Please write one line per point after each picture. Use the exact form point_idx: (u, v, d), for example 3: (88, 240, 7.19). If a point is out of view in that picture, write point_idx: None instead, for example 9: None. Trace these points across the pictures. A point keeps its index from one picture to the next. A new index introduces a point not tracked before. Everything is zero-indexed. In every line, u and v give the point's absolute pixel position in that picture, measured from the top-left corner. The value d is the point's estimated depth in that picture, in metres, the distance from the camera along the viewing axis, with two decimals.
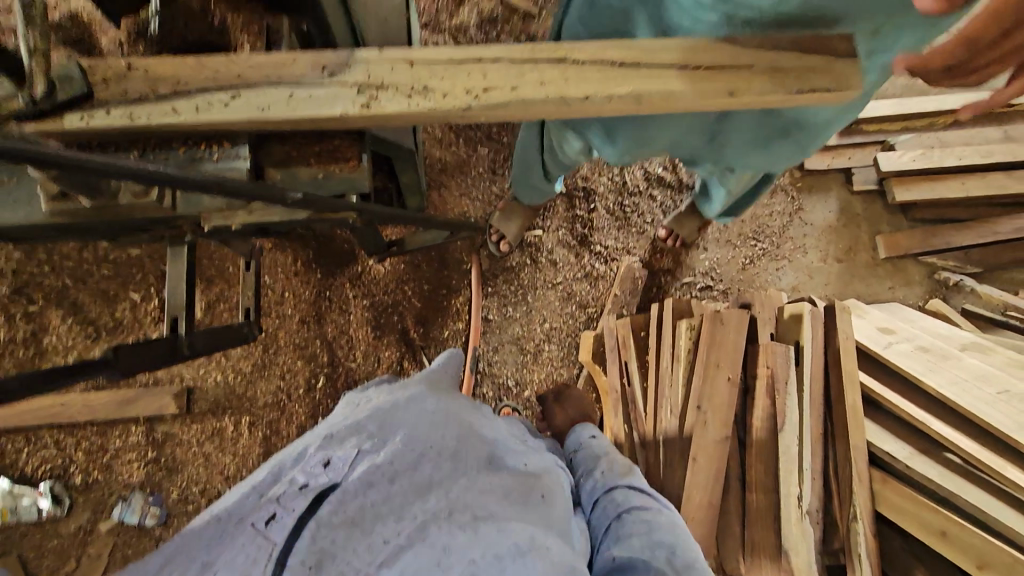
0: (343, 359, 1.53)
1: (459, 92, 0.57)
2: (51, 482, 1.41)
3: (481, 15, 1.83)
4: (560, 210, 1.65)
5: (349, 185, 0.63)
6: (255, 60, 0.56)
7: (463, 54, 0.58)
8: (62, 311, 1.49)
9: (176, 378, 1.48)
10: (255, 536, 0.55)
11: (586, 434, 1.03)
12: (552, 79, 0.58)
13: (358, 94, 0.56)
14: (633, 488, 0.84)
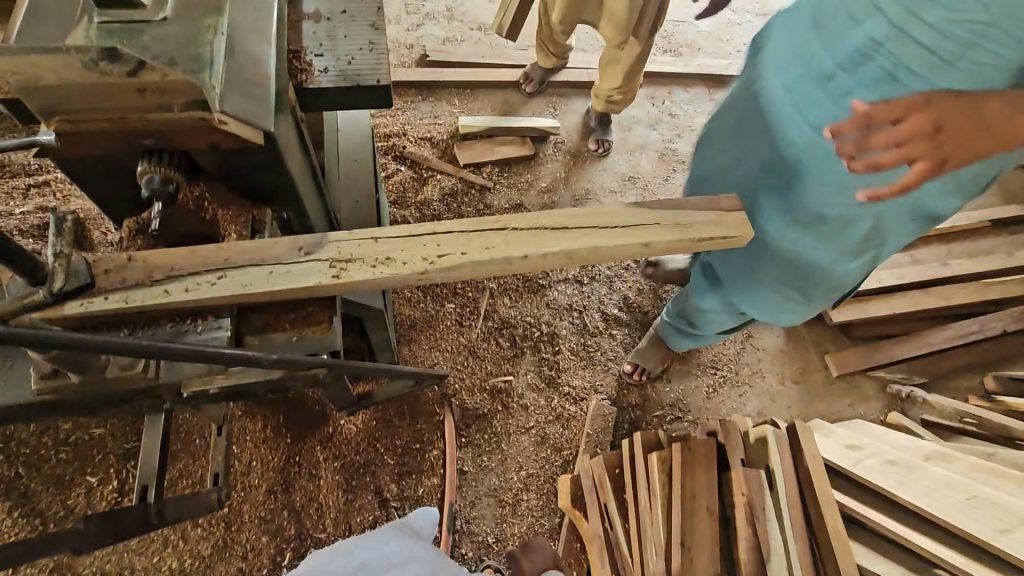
0: (311, 529, 1.44)
1: (419, 260, 0.68)
2: None
3: (443, 190, 2.08)
4: (526, 356, 1.73)
5: (321, 344, 0.69)
6: (241, 246, 0.66)
7: (421, 230, 0.69)
8: (9, 503, 1.40)
9: (126, 569, 1.36)
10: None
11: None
12: (497, 245, 0.70)
13: (330, 268, 0.66)
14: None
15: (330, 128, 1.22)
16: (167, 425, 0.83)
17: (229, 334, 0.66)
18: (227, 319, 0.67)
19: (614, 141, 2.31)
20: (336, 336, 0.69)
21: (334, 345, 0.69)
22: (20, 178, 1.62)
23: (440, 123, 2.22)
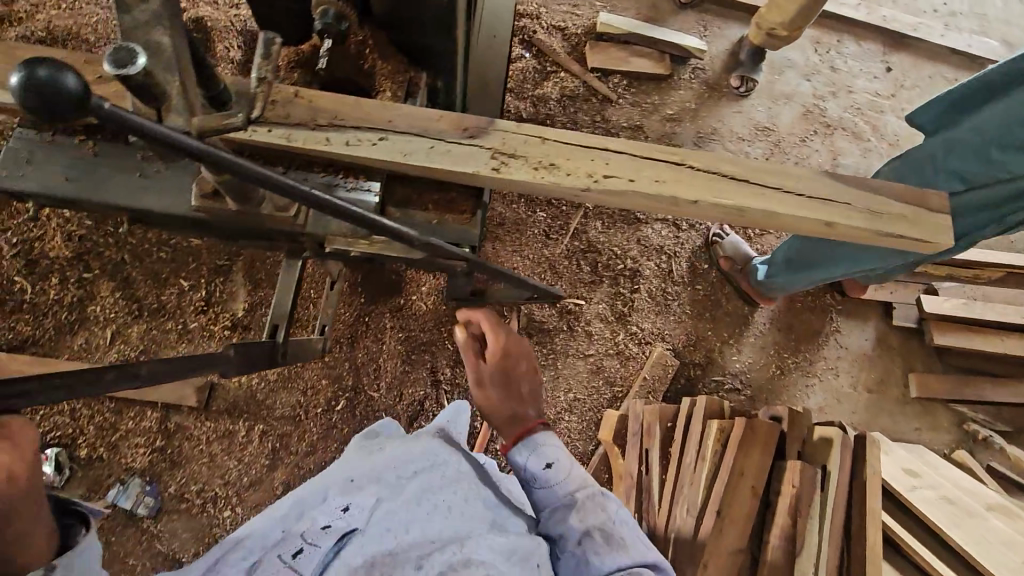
0: (367, 386, 1.54)
1: (584, 175, 0.62)
2: (57, 450, 1.41)
3: (562, 91, 1.93)
4: (603, 286, 1.69)
5: (461, 236, 0.66)
6: (407, 111, 0.62)
7: (592, 142, 0.64)
8: (112, 285, 1.53)
9: None
10: (283, 565, 0.69)
11: (550, 454, 0.86)
12: (668, 179, 0.63)
13: (491, 158, 0.62)
14: (600, 535, 0.80)
15: None
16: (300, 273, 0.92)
17: (376, 201, 0.64)
18: (374, 183, 0.65)
19: (759, 82, 2.07)
20: (476, 231, 0.66)
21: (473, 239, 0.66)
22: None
23: (578, 13, 2.01)
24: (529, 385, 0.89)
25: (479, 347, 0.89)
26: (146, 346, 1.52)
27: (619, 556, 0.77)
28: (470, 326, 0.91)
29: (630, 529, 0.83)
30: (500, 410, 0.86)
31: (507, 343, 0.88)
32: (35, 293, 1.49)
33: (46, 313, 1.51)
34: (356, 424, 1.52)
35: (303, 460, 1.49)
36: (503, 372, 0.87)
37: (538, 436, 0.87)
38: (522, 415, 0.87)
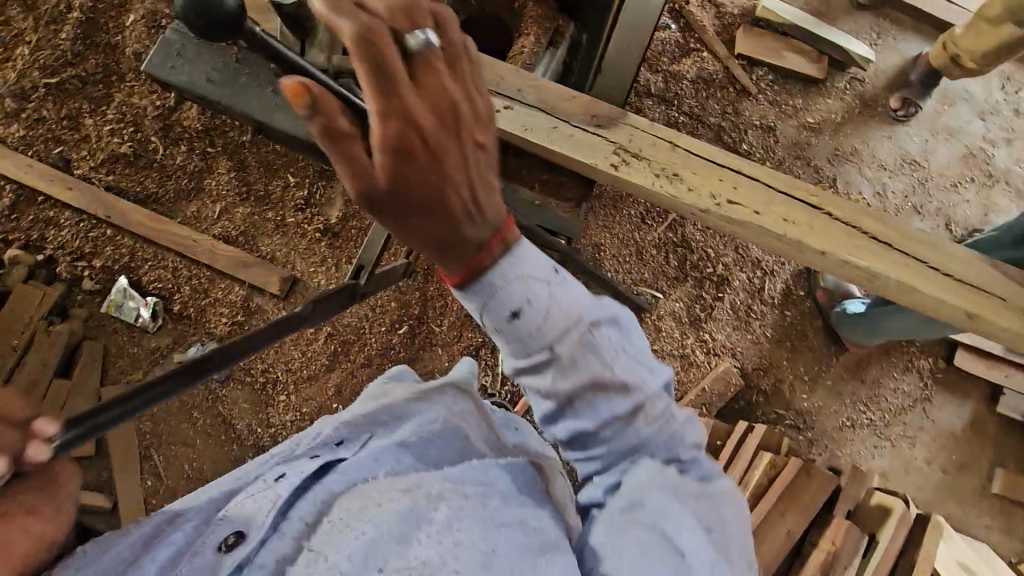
0: (431, 319, 1.58)
1: (701, 194, 0.75)
2: (157, 299, 1.57)
3: (700, 71, 1.79)
4: (686, 284, 1.62)
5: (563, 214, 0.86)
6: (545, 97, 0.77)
7: (716, 168, 0.77)
8: (230, 164, 1.62)
9: (290, 264, 1.61)
10: (259, 486, 0.60)
11: (509, 295, 0.50)
12: (776, 219, 0.75)
13: (615, 153, 0.76)
14: (596, 394, 0.53)
15: None
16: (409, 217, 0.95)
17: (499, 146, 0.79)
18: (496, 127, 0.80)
19: (923, 109, 1.84)
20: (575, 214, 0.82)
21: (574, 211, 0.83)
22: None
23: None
24: (464, 178, 0.49)
25: (338, 123, 0.46)
26: (246, 227, 1.62)
27: (621, 411, 0.54)
28: (318, 94, 0.46)
29: (629, 347, 0.54)
30: (424, 245, 0.49)
31: (404, 112, 0.47)
32: (165, 155, 1.61)
33: (170, 176, 1.62)
34: (413, 351, 1.57)
35: (357, 370, 1.57)
36: (411, 165, 0.47)
37: (484, 258, 0.50)
38: (462, 241, 0.49)
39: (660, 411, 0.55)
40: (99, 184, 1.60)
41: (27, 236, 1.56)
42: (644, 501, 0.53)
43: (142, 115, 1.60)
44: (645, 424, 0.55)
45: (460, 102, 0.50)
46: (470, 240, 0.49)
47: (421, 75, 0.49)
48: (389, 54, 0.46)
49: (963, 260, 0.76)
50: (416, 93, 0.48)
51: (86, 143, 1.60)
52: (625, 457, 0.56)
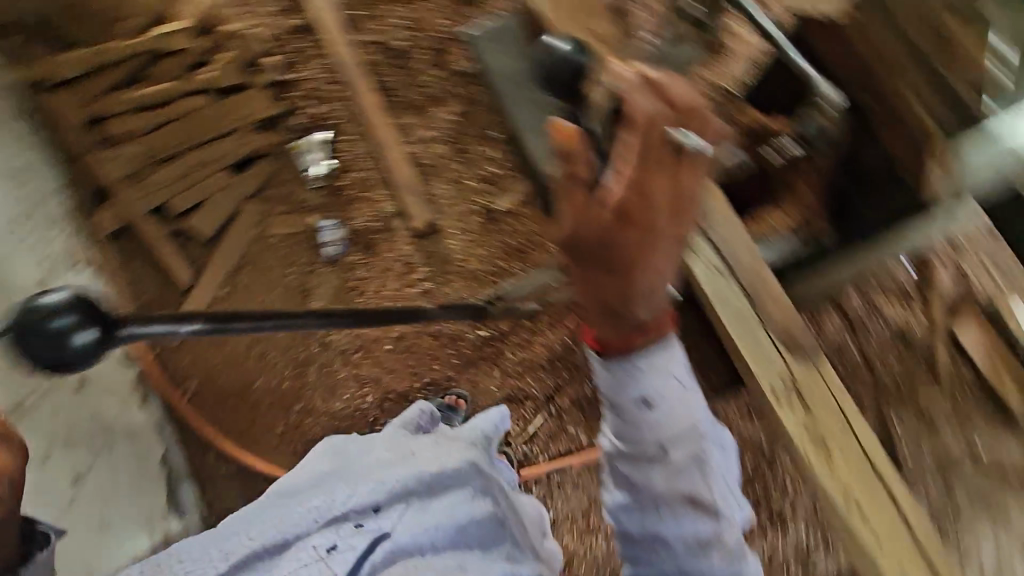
0: (509, 342, 1.51)
1: (835, 475, 1.04)
2: (333, 166, 1.69)
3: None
4: (748, 493, 1.45)
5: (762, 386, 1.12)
6: (752, 284, 1.13)
7: (863, 454, 1.06)
8: (457, 109, 1.65)
9: (439, 214, 1.67)
10: (313, 560, 0.70)
11: (654, 389, 0.66)
12: (888, 544, 1.01)
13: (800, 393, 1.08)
14: (687, 500, 0.69)
15: None
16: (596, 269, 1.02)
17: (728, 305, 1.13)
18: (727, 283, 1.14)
19: None
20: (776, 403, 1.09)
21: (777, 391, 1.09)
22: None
23: None
24: (661, 265, 0.61)
25: (584, 176, 0.60)
26: (432, 163, 1.68)
27: (698, 519, 0.69)
28: (580, 142, 0.58)
29: (726, 472, 0.72)
30: (596, 299, 0.62)
31: (641, 185, 0.59)
32: (422, 68, 1.65)
33: (409, 85, 1.68)
34: (475, 355, 1.53)
35: (424, 336, 1.54)
36: (622, 235, 0.59)
37: (650, 356, 0.65)
38: (628, 317, 0.63)
39: (732, 547, 0.70)
40: (361, 53, 1.68)
41: (285, 55, 1.67)
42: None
43: (431, 29, 1.63)
44: (704, 549, 0.70)
45: (679, 210, 0.61)
46: (647, 351, 0.65)
47: (675, 170, 0.61)
48: (656, 139, 0.60)
49: None
50: (660, 190, 0.60)
51: (375, 17, 1.66)
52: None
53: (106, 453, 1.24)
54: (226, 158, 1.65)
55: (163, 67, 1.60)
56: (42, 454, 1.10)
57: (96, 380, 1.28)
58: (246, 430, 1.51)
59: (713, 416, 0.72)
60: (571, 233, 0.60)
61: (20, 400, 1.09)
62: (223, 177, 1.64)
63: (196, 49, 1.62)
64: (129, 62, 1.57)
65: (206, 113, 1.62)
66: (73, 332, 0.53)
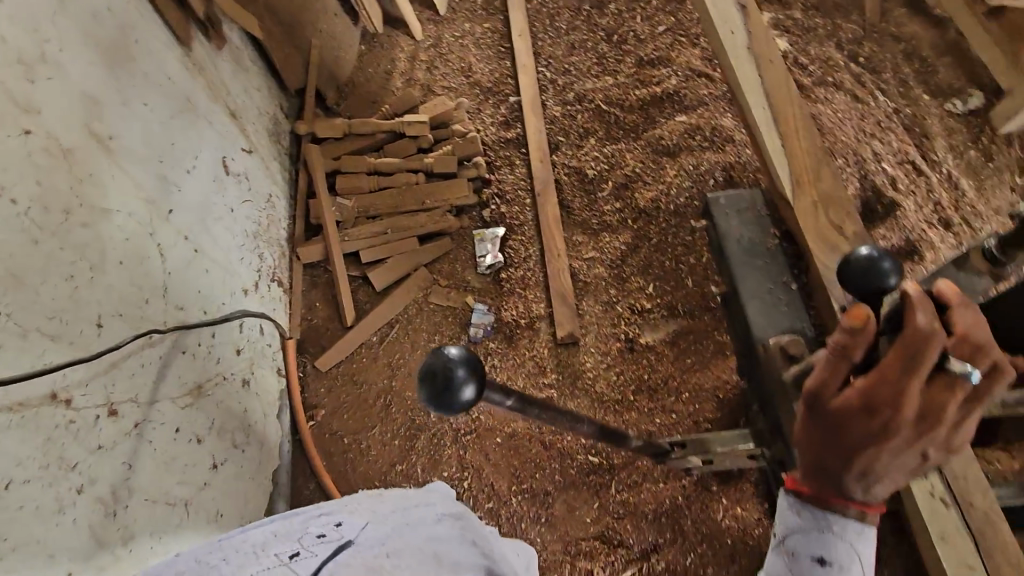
0: (621, 483, 1.46)
1: None
2: (501, 261, 1.82)
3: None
4: None
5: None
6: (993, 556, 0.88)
7: None
8: (630, 241, 1.77)
9: (584, 331, 1.69)
10: (276, 564, 0.61)
11: (837, 555, 0.69)
12: None
13: None
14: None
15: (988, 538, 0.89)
16: (808, 425, 0.68)
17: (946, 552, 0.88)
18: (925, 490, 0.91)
19: None
20: None
21: None
22: (913, 149, 1.64)
23: None
24: (897, 447, 0.63)
25: (853, 356, 0.64)
26: (590, 282, 1.75)
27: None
28: (858, 331, 0.62)
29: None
30: (813, 454, 0.69)
31: (896, 385, 0.61)
32: (605, 196, 1.84)
33: (591, 209, 1.84)
34: (580, 482, 1.48)
35: (533, 442, 1.54)
36: (862, 421, 0.64)
37: (845, 522, 0.69)
38: (836, 485, 0.68)
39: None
40: (555, 171, 1.91)
41: (493, 160, 1.96)
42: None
43: (624, 167, 1.86)
44: None
45: (952, 427, 0.64)
46: (844, 520, 0.69)
47: (931, 385, 0.62)
48: (927, 361, 0.60)
49: None
50: (911, 406, 0.61)
51: (577, 149, 1.93)
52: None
53: (242, 451, 1.36)
54: (417, 229, 1.86)
55: (398, 146, 1.93)
56: (202, 434, 1.22)
57: (254, 383, 1.47)
58: (350, 472, 1.59)
59: None
60: (811, 389, 0.67)
61: (202, 383, 1.26)
62: (409, 245, 1.84)
63: (428, 140, 1.93)
64: (377, 137, 1.94)
65: (416, 188, 1.89)
66: (461, 384, 0.65)
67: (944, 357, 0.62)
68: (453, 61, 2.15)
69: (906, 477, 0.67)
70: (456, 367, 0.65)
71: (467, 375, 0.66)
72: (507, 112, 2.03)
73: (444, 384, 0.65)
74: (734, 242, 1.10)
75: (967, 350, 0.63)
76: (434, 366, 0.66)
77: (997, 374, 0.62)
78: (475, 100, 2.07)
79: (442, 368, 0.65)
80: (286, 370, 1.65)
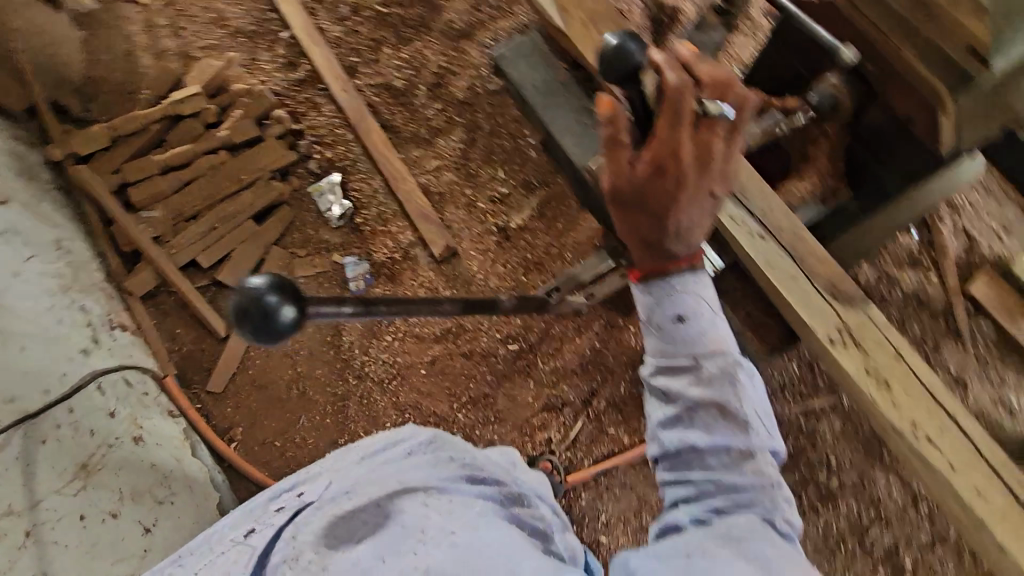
0: (543, 352, 1.56)
1: (901, 415, 0.84)
2: (349, 206, 1.75)
3: (910, 263, 1.60)
4: (792, 475, 1.48)
5: (809, 312, 0.89)
6: (798, 247, 0.91)
7: (935, 407, 0.85)
8: (463, 136, 1.75)
9: (458, 239, 1.72)
10: (244, 545, 0.69)
11: (689, 307, 0.76)
12: (945, 450, 0.83)
13: (833, 337, 0.88)
14: (715, 406, 0.73)
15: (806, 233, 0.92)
16: (623, 213, 0.75)
17: (767, 255, 0.91)
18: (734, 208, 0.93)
19: None
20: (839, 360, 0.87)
21: (826, 330, 0.88)
22: None
23: (1001, 239, 1.60)
24: (691, 196, 0.72)
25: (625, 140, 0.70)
26: (443, 191, 1.75)
27: (731, 435, 0.73)
28: (619, 113, 0.68)
29: (756, 401, 0.75)
30: (636, 234, 0.76)
31: (670, 141, 0.69)
32: (422, 102, 1.78)
33: (415, 120, 1.79)
34: (510, 370, 1.56)
35: (455, 356, 1.58)
36: (657, 186, 0.71)
37: (683, 278, 0.77)
38: (663, 249, 0.76)
39: (770, 472, 0.72)
40: (363, 96, 1.82)
41: (294, 108, 1.81)
42: (740, 540, 0.66)
43: (427, 64, 1.79)
44: (741, 463, 0.73)
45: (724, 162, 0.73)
46: (681, 276, 0.77)
47: (700, 130, 0.70)
48: (683, 111, 0.68)
49: (979, 475, 0.82)
50: (686, 154, 0.70)
51: (375, 65, 1.82)
52: (722, 485, 0.72)
53: (172, 503, 1.25)
54: (248, 208, 1.72)
55: (182, 131, 1.71)
56: (116, 506, 1.13)
57: (150, 436, 1.31)
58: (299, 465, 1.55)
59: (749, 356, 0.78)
60: (609, 183, 0.73)
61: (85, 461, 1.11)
62: (248, 227, 1.71)
63: (212, 113, 1.73)
64: (152, 130, 1.70)
65: (225, 167, 1.72)
66: (278, 308, 0.57)
67: (701, 105, 0.70)
68: (197, 14, 1.86)
69: (711, 219, 0.77)
70: (265, 294, 0.56)
71: (283, 297, 0.57)
72: (284, 51, 1.83)
73: (260, 317, 0.56)
74: (530, 89, 1.12)
75: (718, 91, 0.70)
76: (241, 304, 0.57)
77: (743, 103, 0.71)
78: (244, 50, 1.83)
79: (251, 302, 0.56)
80: (179, 408, 1.51)
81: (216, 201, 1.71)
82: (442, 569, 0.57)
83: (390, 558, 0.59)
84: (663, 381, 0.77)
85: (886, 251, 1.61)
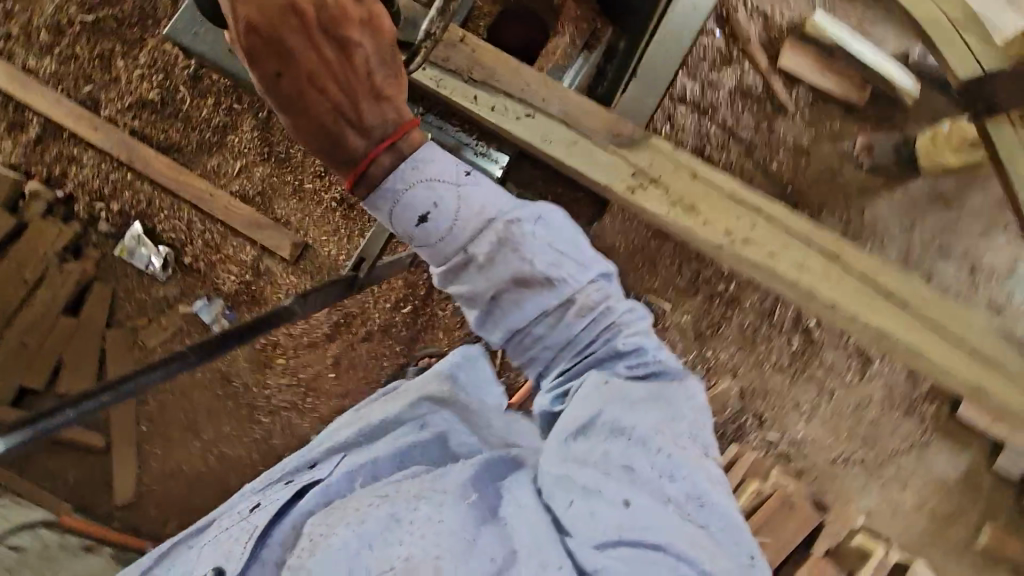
0: (435, 300, 1.49)
1: (713, 227, 0.96)
2: (169, 249, 1.55)
3: (722, 61, 1.65)
4: (696, 298, 1.59)
5: (597, 170, 0.96)
6: (566, 109, 0.94)
7: (736, 206, 0.97)
8: (253, 122, 1.52)
9: (303, 230, 1.55)
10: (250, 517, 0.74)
11: (424, 201, 0.62)
12: (762, 240, 0.97)
13: (631, 183, 0.96)
14: (510, 283, 0.61)
15: (561, 92, 0.95)
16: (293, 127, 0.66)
17: (529, 127, 0.94)
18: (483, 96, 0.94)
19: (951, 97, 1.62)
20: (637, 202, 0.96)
21: (618, 180, 0.96)
22: None
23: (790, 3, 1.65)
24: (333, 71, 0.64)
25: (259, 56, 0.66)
26: (262, 189, 1.55)
27: (544, 298, 0.61)
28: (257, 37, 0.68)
29: (550, 239, 0.61)
30: (316, 146, 0.66)
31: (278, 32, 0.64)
32: (190, 104, 1.54)
33: (194, 127, 1.55)
34: (414, 331, 1.49)
35: (356, 345, 1.50)
36: (290, 80, 0.64)
37: (401, 173, 0.63)
38: (347, 142, 0.65)
39: (597, 302, 0.61)
40: (121, 127, 1.55)
41: (48, 173, 1.55)
42: (598, 420, 0.60)
43: (173, 61, 1.52)
44: (567, 320, 0.61)
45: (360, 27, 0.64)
46: (394, 172, 0.63)
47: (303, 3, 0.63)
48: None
49: (792, 247, 0.97)
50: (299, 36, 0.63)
51: (115, 84, 1.54)
52: (563, 352, 0.63)
53: None
54: (59, 303, 1.51)
55: None
56: None
57: None
58: None
59: (513, 198, 0.64)
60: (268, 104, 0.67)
61: None
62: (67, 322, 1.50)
63: None
64: None
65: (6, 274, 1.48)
66: None
67: None
68: None
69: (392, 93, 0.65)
70: None
71: None
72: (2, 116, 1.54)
73: None
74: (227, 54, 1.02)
75: None
76: None
77: None
78: None
79: None
80: (97, 536, 1.37)
81: (23, 314, 1.49)
82: (421, 558, 0.56)
83: (377, 546, 0.60)
84: (455, 290, 0.64)
85: (697, 60, 1.65)
